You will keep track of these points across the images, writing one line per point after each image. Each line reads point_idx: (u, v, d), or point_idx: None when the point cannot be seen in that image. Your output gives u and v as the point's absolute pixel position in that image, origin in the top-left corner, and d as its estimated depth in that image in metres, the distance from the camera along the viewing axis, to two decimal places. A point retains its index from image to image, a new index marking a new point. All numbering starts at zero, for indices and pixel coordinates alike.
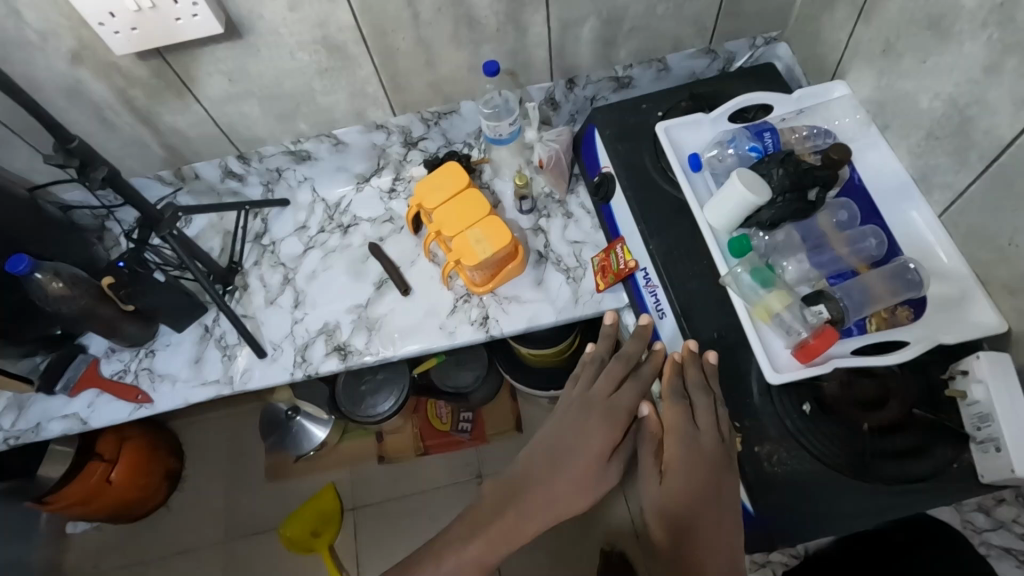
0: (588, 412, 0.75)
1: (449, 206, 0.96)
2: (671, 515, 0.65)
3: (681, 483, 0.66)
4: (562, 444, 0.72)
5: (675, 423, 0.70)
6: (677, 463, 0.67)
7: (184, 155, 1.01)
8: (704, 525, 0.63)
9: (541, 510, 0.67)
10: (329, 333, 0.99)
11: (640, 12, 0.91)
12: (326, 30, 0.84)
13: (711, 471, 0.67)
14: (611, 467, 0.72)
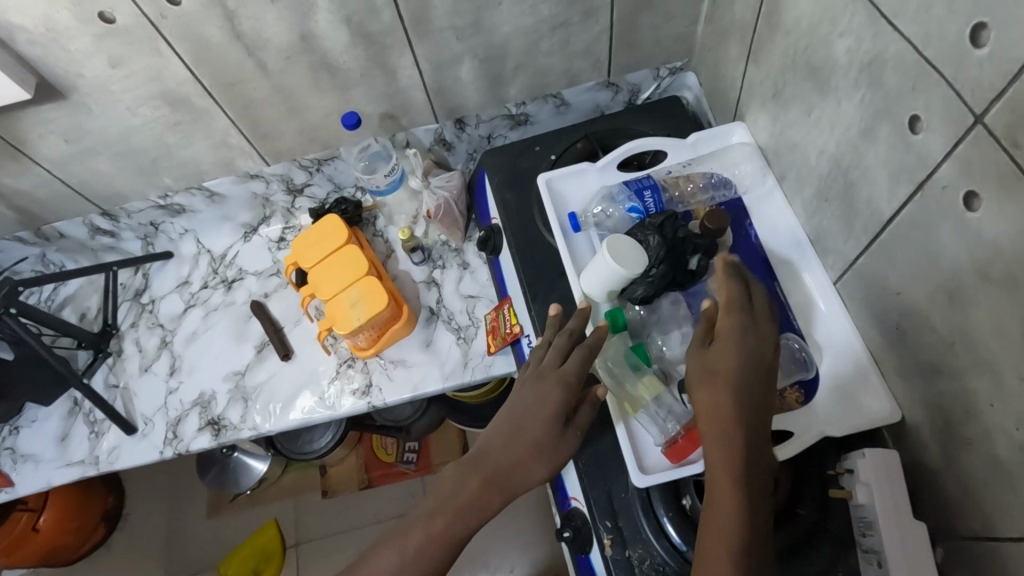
0: (541, 381, 0.65)
1: (325, 265, 0.89)
2: (708, 379, 0.55)
3: (728, 360, 0.55)
4: (516, 418, 0.64)
5: (731, 298, 0.59)
6: (727, 338, 0.56)
7: (42, 215, 0.93)
8: (750, 416, 0.53)
9: (497, 488, 0.62)
10: (203, 405, 0.92)
11: (520, 48, 0.83)
12: (162, 85, 0.76)
13: (762, 356, 0.56)
14: (570, 434, 0.64)
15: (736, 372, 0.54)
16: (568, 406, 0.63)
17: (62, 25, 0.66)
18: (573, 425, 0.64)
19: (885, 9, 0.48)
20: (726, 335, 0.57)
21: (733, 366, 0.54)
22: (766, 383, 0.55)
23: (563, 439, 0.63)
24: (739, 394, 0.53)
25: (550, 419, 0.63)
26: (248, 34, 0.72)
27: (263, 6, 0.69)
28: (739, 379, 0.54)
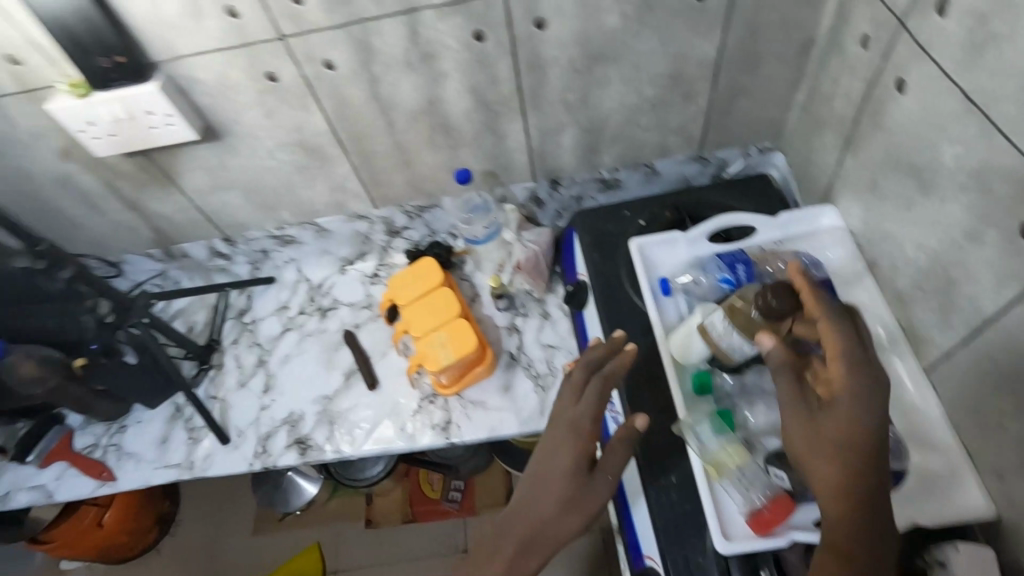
0: (557, 432, 0.69)
1: (418, 304, 0.96)
2: (818, 446, 0.51)
3: (841, 423, 0.50)
4: (541, 471, 0.68)
5: (836, 349, 0.53)
6: (840, 399, 0.51)
7: (173, 236, 1.03)
8: (862, 480, 0.49)
9: (535, 540, 0.66)
10: (292, 424, 0.98)
11: (621, 123, 0.89)
12: (302, 134, 0.86)
13: (880, 417, 0.50)
14: (597, 479, 0.66)
15: (852, 439, 0.50)
16: (585, 452, 0.67)
17: (235, 81, 0.77)
18: (599, 470, 0.67)
19: (998, 124, 0.52)
20: (835, 392, 0.52)
21: (846, 430, 0.50)
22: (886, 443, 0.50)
23: (591, 488, 0.66)
24: (852, 457, 0.50)
25: (573, 466, 0.66)
26: (385, 97, 0.81)
27: (403, 75, 0.79)
28: (855, 445, 0.49)
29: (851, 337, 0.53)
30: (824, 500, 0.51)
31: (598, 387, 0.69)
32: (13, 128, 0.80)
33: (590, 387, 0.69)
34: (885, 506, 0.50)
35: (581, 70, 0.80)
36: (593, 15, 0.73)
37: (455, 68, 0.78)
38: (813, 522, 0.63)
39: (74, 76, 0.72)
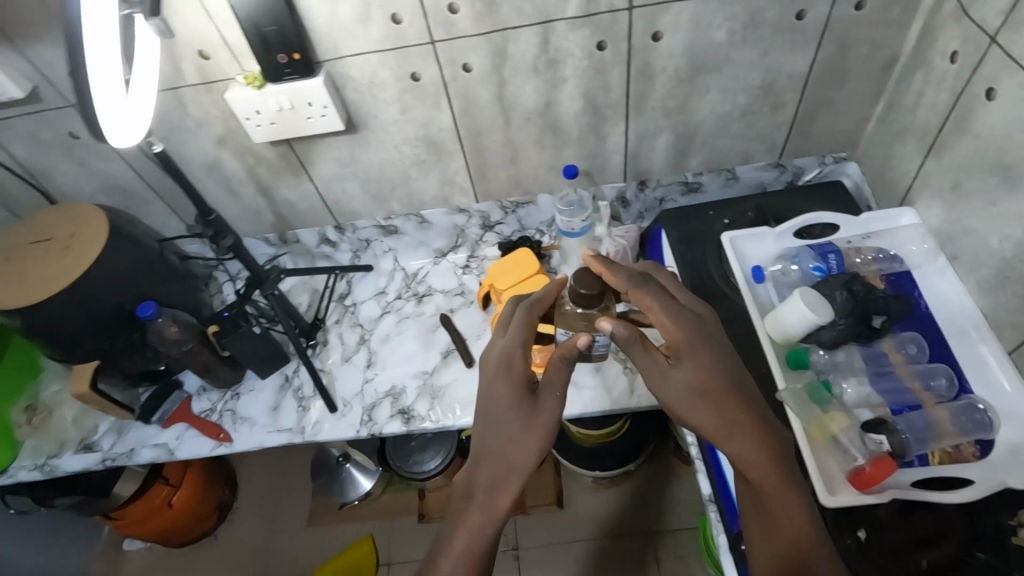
0: (490, 373, 0.69)
1: (517, 289, 1.05)
2: (698, 395, 0.65)
3: (702, 368, 0.66)
4: (486, 413, 0.68)
5: (661, 314, 0.68)
6: (688, 351, 0.66)
7: (291, 222, 1.14)
8: (737, 404, 0.65)
9: (505, 476, 0.66)
10: (395, 396, 1.06)
11: (711, 130, 0.99)
12: (429, 130, 0.96)
13: (718, 348, 0.67)
14: (545, 398, 0.68)
15: (712, 377, 0.66)
16: (524, 380, 0.68)
17: (382, 80, 0.88)
18: (543, 390, 0.68)
19: None
20: (678, 345, 0.67)
21: (709, 371, 0.66)
22: (739, 367, 0.67)
23: (540, 409, 0.67)
24: (721, 392, 0.65)
25: (517, 395, 0.67)
26: (508, 98, 0.92)
27: (528, 79, 0.89)
28: (717, 381, 0.66)
29: (659, 290, 0.69)
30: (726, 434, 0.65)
31: (521, 320, 0.71)
32: (184, 116, 0.91)
33: (515, 319, 0.71)
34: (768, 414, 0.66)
35: (685, 79, 0.90)
36: (704, 31, 0.83)
37: (574, 73, 0.89)
38: (908, 484, 0.71)
39: (251, 71, 0.84)
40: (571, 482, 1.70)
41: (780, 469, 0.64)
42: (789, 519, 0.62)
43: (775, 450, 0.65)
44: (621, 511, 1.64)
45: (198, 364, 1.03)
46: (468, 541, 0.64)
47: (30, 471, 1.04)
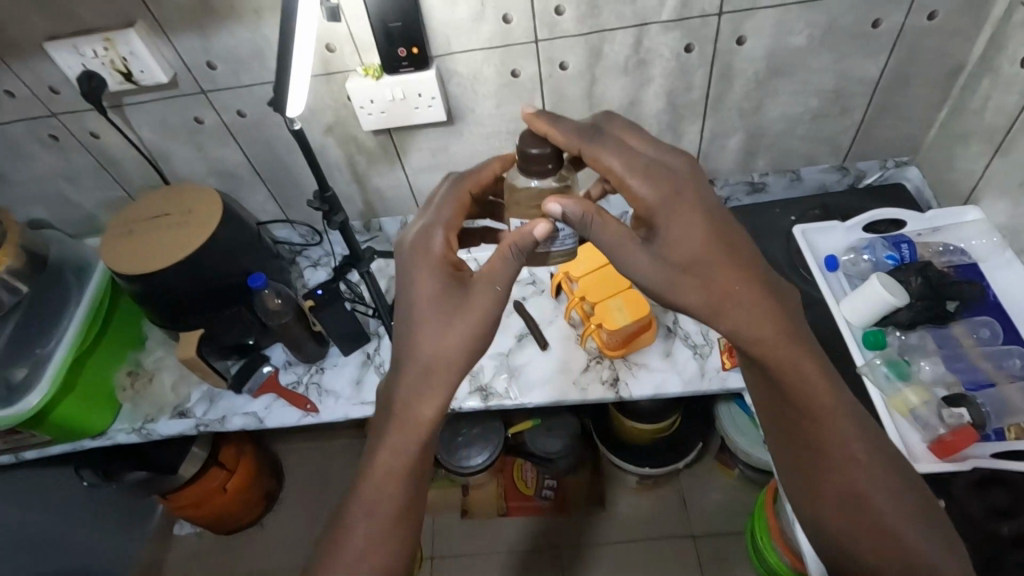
0: (420, 264, 0.73)
1: (592, 276, 1.10)
2: (686, 270, 0.70)
3: (676, 235, 0.70)
4: (406, 301, 0.73)
5: (619, 178, 0.70)
6: (658, 221, 0.70)
7: (376, 210, 1.22)
8: (733, 277, 0.70)
9: (440, 364, 0.71)
10: (473, 374, 1.12)
11: (781, 131, 1.05)
12: (518, 124, 1.04)
13: (699, 210, 0.70)
14: (478, 286, 0.71)
15: (699, 248, 0.70)
16: (447, 267, 0.73)
17: (484, 76, 0.96)
18: (478, 280, 0.72)
19: None
20: (650, 209, 0.70)
21: (679, 237, 0.69)
22: (730, 236, 0.71)
23: (472, 299, 0.71)
24: (701, 262, 0.70)
25: (441, 284, 0.72)
26: (597, 96, 0.99)
27: (617, 78, 0.97)
28: (706, 247, 0.69)
29: (616, 145, 0.71)
30: (725, 310, 0.70)
31: (448, 199, 0.77)
32: None
33: (439, 200, 0.77)
34: (757, 284, 0.71)
35: (762, 81, 0.97)
36: (785, 37, 0.91)
37: (660, 74, 0.96)
38: (987, 456, 0.75)
39: (370, 64, 0.92)
40: (612, 484, 1.77)
41: (780, 341, 0.71)
42: (801, 386, 0.71)
43: (785, 325, 0.71)
44: (646, 518, 1.71)
45: (290, 337, 1.10)
46: (400, 433, 0.71)
47: (128, 434, 1.12)
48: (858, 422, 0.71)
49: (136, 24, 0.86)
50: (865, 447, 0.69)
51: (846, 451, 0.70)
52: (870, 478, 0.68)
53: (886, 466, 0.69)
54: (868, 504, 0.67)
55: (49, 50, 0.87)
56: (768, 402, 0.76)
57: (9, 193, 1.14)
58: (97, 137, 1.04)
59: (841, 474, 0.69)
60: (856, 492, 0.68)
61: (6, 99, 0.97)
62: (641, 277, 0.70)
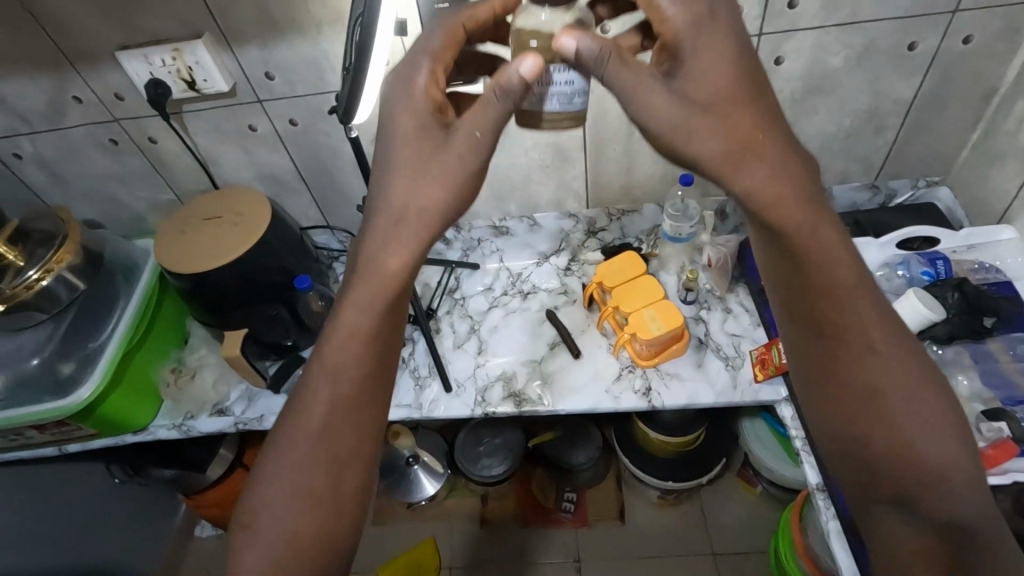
0: (398, 106, 0.64)
1: (626, 287, 1.12)
2: (709, 114, 0.59)
3: (708, 73, 0.60)
4: (386, 148, 0.65)
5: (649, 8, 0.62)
6: (688, 59, 0.61)
7: None
8: (759, 124, 0.59)
9: (413, 220, 0.63)
10: (506, 380, 1.14)
11: (815, 149, 1.08)
12: (558, 137, 1.08)
13: (735, 51, 0.60)
14: (461, 131, 0.62)
15: (727, 88, 0.59)
16: (429, 104, 0.64)
17: None
18: (460, 125, 0.62)
19: None
20: (682, 46, 0.61)
21: (712, 74, 0.60)
22: (756, 80, 0.61)
23: (450, 148, 0.62)
24: (728, 106, 0.59)
25: (417, 130, 0.63)
26: None
27: None
28: (733, 86, 0.59)
29: None
30: (747, 159, 0.58)
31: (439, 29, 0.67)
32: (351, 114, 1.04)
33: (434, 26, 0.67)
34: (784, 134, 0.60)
35: (799, 100, 1.00)
36: (822, 58, 0.94)
37: None
38: None
39: None
40: (632, 497, 1.76)
41: (808, 205, 0.60)
42: (830, 266, 0.63)
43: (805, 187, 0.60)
44: (663, 532, 1.71)
45: None
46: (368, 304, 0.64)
47: (168, 430, 1.15)
48: (883, 309, 0.67)
49: (204, 36, 0.91)
50: (888, 337, 0.66)
51: (869, 344, 0.66)
52: (891, 370, 0.66)
53: (906, 356, 0.66)
54: (880, 396, 0.66)
55: (121, 59, 0.92)
56: (780, 280, 0.69)
57: (65, 193, 1.19)
58: (154, 142, 1.08)
59: (858, 366, 0.67)
60: (872, 383, 0.66)
61: (73, 104, 1.02)
62: (656, 120, 0.59)
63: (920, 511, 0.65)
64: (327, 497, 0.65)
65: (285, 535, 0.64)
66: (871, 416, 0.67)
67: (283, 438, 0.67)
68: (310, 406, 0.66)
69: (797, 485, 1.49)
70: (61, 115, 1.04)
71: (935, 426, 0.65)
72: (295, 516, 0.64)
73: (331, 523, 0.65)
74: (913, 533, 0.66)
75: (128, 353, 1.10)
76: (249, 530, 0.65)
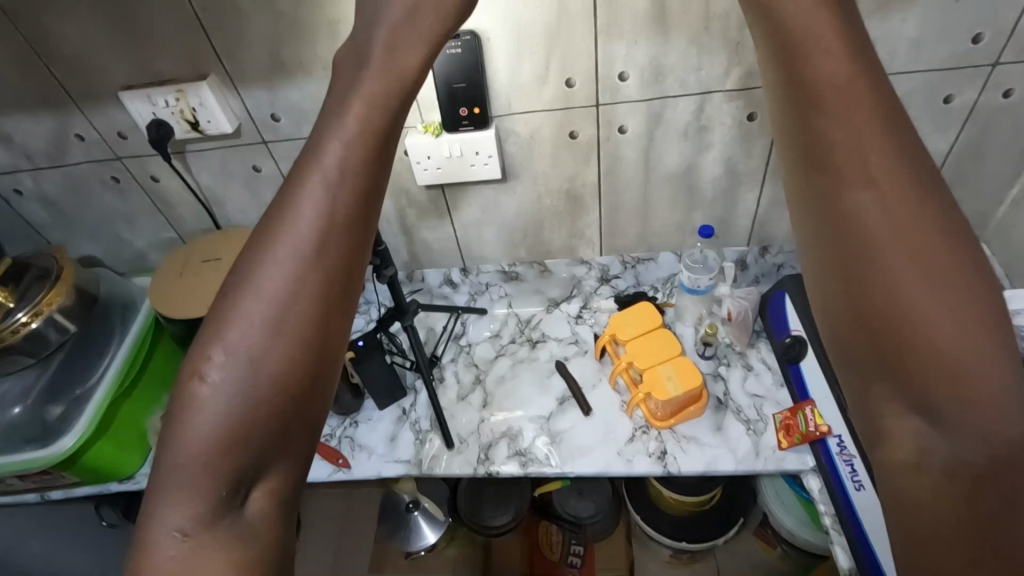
0: None
1: (641, 341, 1.07)
2: None
3: None
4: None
5: None
6: None
7: (421, 262, 1.22)
8: None
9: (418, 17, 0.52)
10: (511, 437, 1.07)
11: None
12: (572, 184, 1.03)
13: None
14: None
15: None
16: None
17: (542, 135, 0.96)
18: None
19: None
20: None
21: None
22: None
23: None
24: None
25: None
26: (653, 159, 0.99)
27: (676, 142, 0.96)
28: None
29: None
30: None
31: None
32: None
33: None
34: None
35: None
36: None
37: (721, 141, 0.95)
38: None
39: (430, 121, 0.93)
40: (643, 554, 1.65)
41: None
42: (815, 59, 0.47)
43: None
44: None
45: None
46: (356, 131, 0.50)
47: None
48: (899, 141, 0.45)
49: (208, 76, 0.88)
50: (899, 179, 0.43)
51: (865, 179, 0.44)
52: (896, 225, 0.42)
53: (924, 210, 0.43)
54: (884, 262, 0.42)
55: (123, 99, 0.90)
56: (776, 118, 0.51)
57: (65, 230, 1.16)
58: (157, 180, 1.06)
59: (853, 217, 0.44)
60: (875, 239, 0.43)
61: (76, 141, 0.99)
62: None
63: (942, 440, 0.40)
64: (312, 335, 0.47)
65: (259, 380, 0.45)
66: (870, 290, 0.43)
67: (253, 260, 0.47)
68: (297, 211, 0.48)
69: (822, 552, 1.38)
70: (63, 153, 1.01)
71: (969, 325, 0.40)
72: (270, 355, 0.46)
73: (317, 371, 0.47)
74: (923, 472, 0.40)
75: (119, 399, 1.05)
76: (212, 376, 0.45)
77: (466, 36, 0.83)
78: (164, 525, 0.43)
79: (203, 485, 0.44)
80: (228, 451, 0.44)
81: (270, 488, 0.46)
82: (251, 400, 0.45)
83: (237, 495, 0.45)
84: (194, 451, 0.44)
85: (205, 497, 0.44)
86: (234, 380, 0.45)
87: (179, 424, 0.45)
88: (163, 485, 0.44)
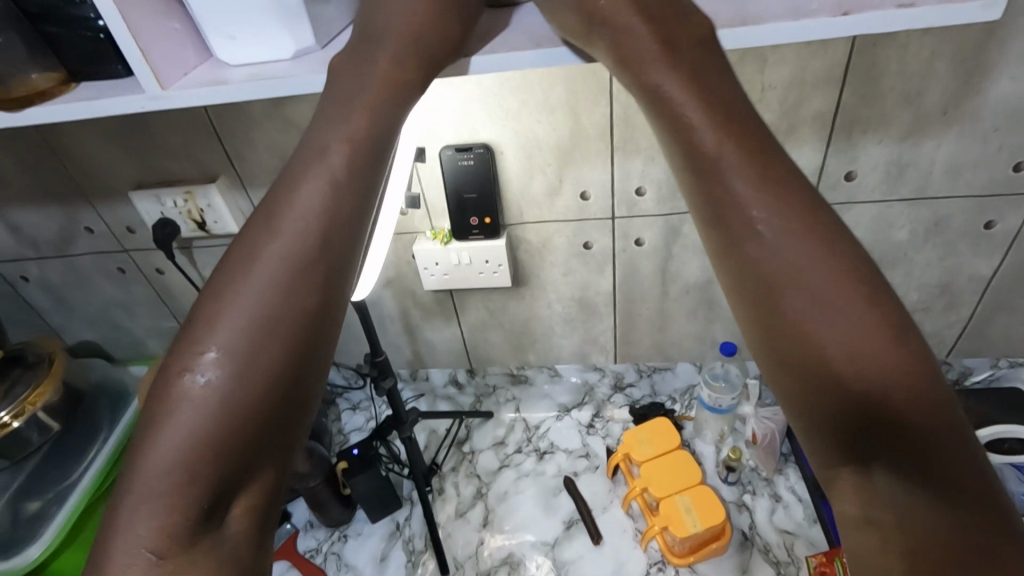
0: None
1: (657, 463, 0.98)
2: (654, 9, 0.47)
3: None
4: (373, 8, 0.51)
5: None
6: None
7: (425, 360, 1.17)
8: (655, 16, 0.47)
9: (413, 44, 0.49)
10: (512, 566, 0.96)
11: None
12: (585, 293, 0.99)
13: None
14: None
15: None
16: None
17: (554, 245, 0.92)
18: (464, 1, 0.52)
19: None
20: None
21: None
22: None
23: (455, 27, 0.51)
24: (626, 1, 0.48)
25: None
26: (672, 272, 0.94)
27: (696, 256, 0.92)
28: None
29: None
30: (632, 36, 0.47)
31: None
32: None
33: None
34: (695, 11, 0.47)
35: None
36: (884, 230, 0.85)
37: None
38: None
39: (440, 228, 0.91)
40: None
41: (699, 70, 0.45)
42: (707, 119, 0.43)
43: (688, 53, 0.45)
44: None
45: (313, 497, 0.99)
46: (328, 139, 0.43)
47: None
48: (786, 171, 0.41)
49: (218, 179, 0.88)
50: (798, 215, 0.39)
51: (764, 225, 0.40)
52: (799, 253, 0.38)
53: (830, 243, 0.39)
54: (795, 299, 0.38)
55: (133, 199, 0.90)
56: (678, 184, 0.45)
57: (64, 317, 1.14)
58: (161, 273, 1.04)
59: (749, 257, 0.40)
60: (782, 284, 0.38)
61: (85, 234, 0.99)
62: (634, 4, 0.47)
63: (887, 488, 0.33)
64: (311, 330, 0.38)
65: (257, 370, 0.36)
66: (778, 331, 0.38)
67: (253, 244, 0.39)
68: (309, 199, 0.41)
69: None
70: (69, 244, 1.01)
71: (885, 352, 0.35)
72: (266, 351, 0.37)
73: (312, 372, 0.38)
74: (872, 523, 0.34)
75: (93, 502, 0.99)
76: (205, 374, 0.35)
77: (479, 149, 0.81)
78: (124, 553, 0.32)
79: (175, 498, 0.33)
80: (214, 457, 0.34)
81: (254, 499, 0.36)
82: (240, 401, 0.35)
83: (215, 512, 0.34)
84: (174, 457, 0.34)
85: (183, 512, 0.33)
86: (231, 377, 0.35)
87: (157, 425, 0.35)
88: (129, 502, 0.33)
